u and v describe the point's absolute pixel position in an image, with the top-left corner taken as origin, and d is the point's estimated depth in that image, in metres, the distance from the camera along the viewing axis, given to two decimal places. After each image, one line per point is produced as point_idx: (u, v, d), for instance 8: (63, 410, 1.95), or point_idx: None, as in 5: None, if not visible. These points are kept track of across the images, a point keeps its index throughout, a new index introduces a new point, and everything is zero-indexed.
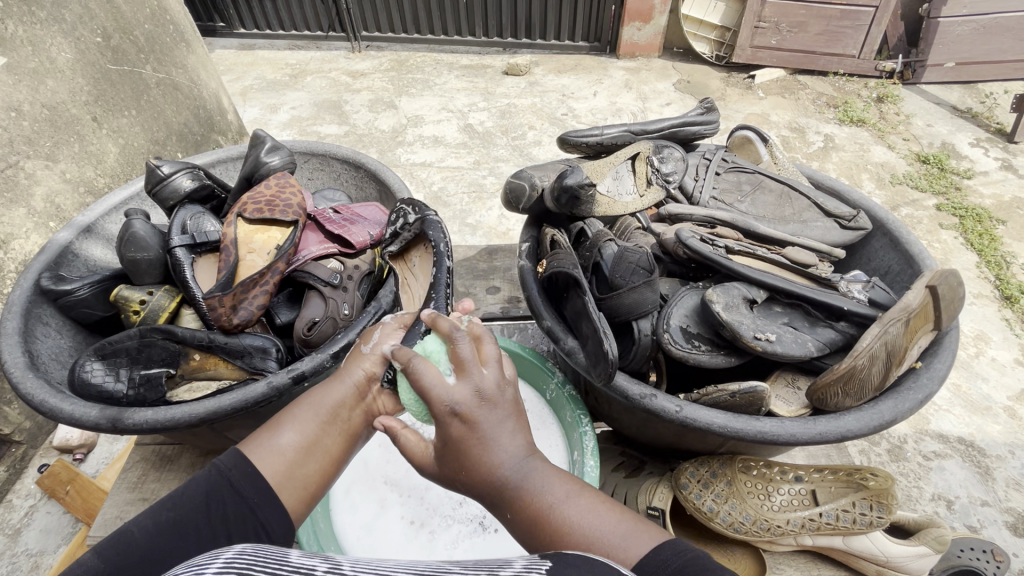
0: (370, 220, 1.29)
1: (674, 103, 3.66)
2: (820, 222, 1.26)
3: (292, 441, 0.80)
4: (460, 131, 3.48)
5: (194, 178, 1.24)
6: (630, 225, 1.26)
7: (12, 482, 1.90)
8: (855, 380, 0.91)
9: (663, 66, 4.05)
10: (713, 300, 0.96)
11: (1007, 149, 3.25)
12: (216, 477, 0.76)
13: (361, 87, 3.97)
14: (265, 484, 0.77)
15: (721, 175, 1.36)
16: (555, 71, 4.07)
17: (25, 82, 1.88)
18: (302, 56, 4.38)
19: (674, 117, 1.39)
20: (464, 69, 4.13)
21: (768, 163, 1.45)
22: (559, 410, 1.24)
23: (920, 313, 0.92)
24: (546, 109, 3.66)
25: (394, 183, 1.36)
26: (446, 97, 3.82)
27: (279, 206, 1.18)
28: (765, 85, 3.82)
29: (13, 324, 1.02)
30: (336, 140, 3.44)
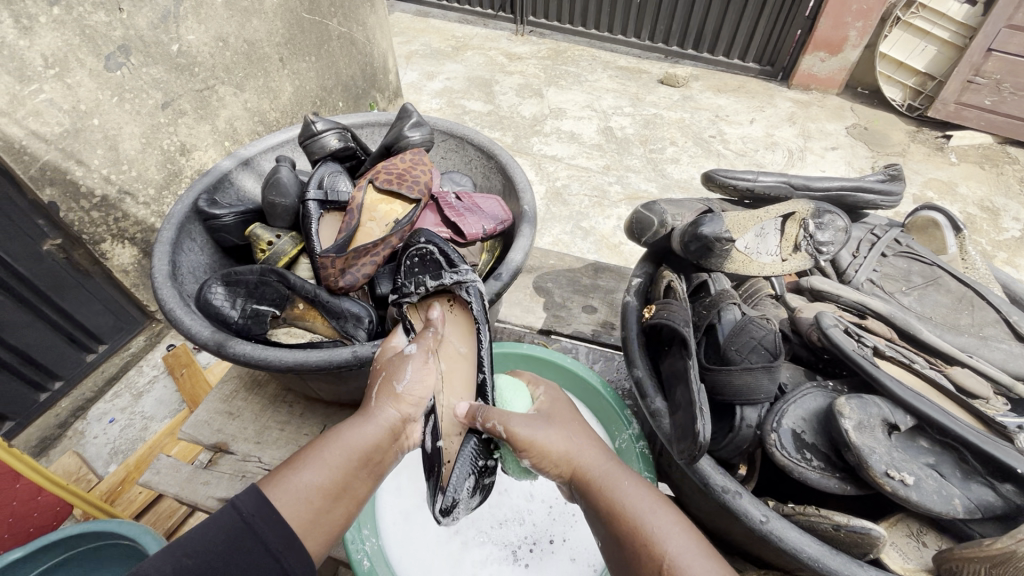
0: (487, 213, 1.29)
1: (841, 149, 3.28)
2: (1005, 344, 1.05)
3: (315, 484, 0.81)
4: (599, 132, 3.41)
5: (340, 138, 1.32)
6: (761, 289, 1.16)
7: (144, 351, 2.24)
8: (1010, 570, 0.72)
9: (839, 105, 3.63)
10: (843, 413, 0.84)
11: None
12: (237, 520, 0.76)
13: (515, 70, 4.04)
14: (288, 528, 0.77)
15: (887, 257, 1.19)
16: (714, 88, 3.82)
17: (236, 18, 2.11)
18: (468, 31, 4.55)
19: (846, 178, 1.22)
20: (620, 71, 4.03)
21: (953, 257, 1.24)
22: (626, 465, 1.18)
23: None
24: (693, 126, 3.46)
25: (520, 182, 1.35)
26: (594, 95, 3.75)
27: (407, 181, 1.21)
28: (964, 151, 3.26)
29: (168, 235, 1.16)
30: (478, 117, 3.55)
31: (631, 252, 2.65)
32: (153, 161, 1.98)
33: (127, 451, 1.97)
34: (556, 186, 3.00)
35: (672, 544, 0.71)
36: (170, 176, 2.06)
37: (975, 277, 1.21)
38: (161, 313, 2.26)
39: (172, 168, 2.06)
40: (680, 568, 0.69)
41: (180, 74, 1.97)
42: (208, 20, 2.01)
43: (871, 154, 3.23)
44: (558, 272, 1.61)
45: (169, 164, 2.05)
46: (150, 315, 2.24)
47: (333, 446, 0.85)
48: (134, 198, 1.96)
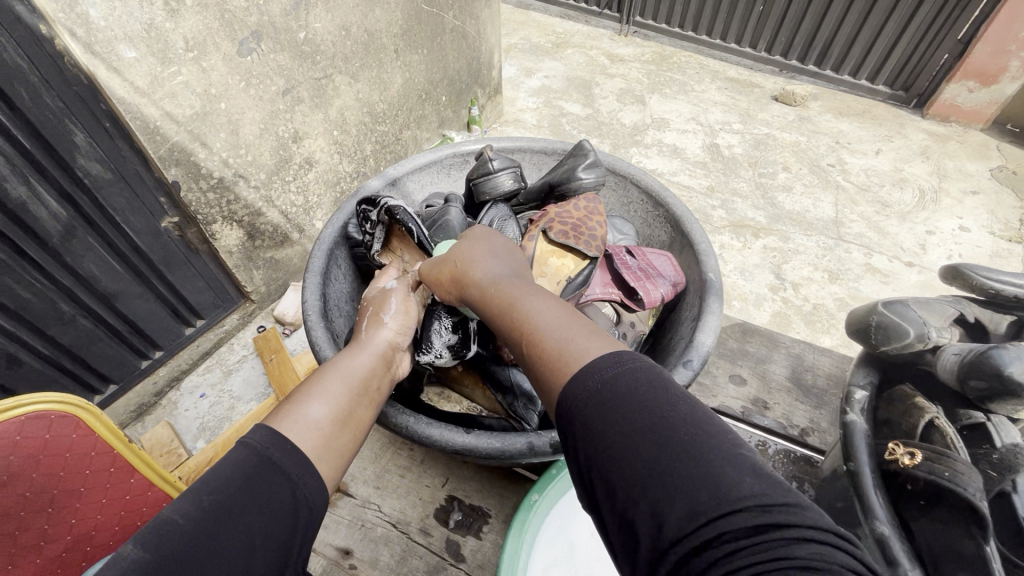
0: (660, 275, 1.18)
1: (984, 194, 2.91)
2: None
3: (324, 412, 0.78)
4: (703, 149, 3.19)
5: (514, 179, 1.29)
6: None
7: (237, 329, 2.29)
8: None
9: (984, 143, 3.22)
10: None
11: None
12: (254, 457, 0.66)
13: (616, 73, 3.86)
14: (304, 452, 0.71)
15: None
16: (836, 111, 3.49)
17: (361, 7, 2.07)
18: (569, 26, 4.40)
19: None
20: (730, 82, 3.77)
21: None
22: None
23: None
24: (809, 152, 3.17)
25: (696, 238, 1.22)
26: (700, 107, 3.52)
27: (584, 236, 1.14)
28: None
29: (319, 267, 1.14)
30: (575, 120, 3.41)
31: (734, 287, 2.45)
32: (267, 147, 1.98)
33: (214, 428, 2.02)
34: None
35: (550, 323, 0.72)
36: (281, 162, 2.07)
37: None
38: (256, 294, 2.29)
39: (284, 154, 2.06)
40: (567, 352, 0.67)
41: (303, 62, 1.95)
42: (335, 8, 1.98)
43: (1020, 204, 2.85)
44: None
45: (281, 150, 2.04)
46: (245, 295, 2.28)
47: (330, 377, 0.85)
48: (247, 182, 1.97)
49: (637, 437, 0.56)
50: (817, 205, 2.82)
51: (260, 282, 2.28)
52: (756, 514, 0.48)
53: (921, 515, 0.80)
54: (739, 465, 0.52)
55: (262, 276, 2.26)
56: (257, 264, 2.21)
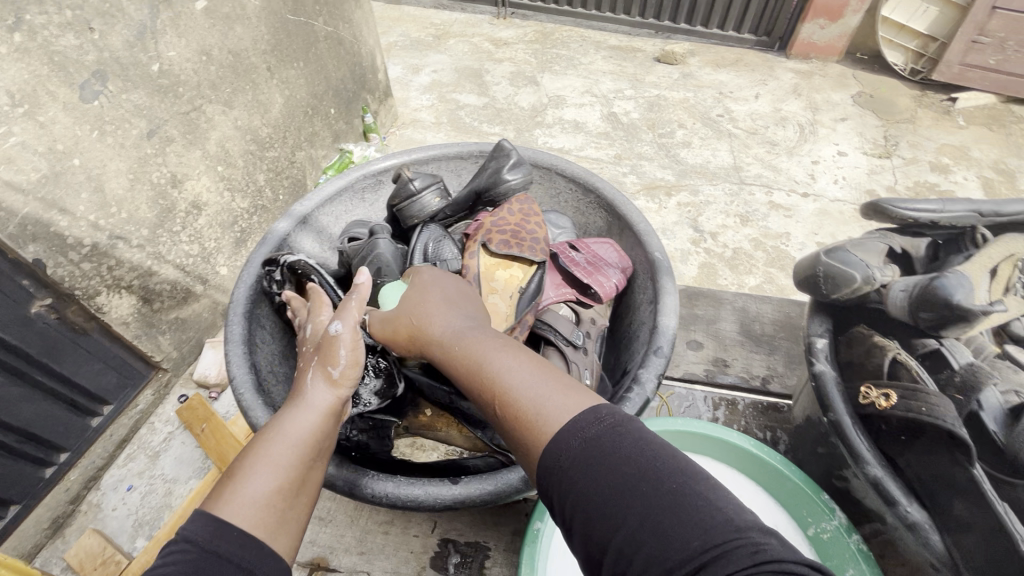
0: (608, 264, 1.22)
1: (851, 119, 3.21)
2: None
3: (266, 490, 0.76)
4: (603, 119, 3.25)
5: (439, 195, 1.28)
6: None
7: (154, 406, 2.04)
8: None
9: (842, 73, 3.55)
10: None
11: None
12: (192, 550, 0.67)
13: (504, 57, 3.83)
14: (246, 535, 0.71)
15: None
16: (713, 64, 3.69)
17: (218, 26, 1.87)
18: (446, 16, 4.30)
19: None
20: (613, 51, 3.87)
21: None
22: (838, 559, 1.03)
23: None
24: (698, 106, 3.34)
25: (635, 219, 1.24)
26: (592, 79, 3.59)
27: (526, 243, 1.15)
28: (971, 114, 3.22)
29: (238, 334, 1.07)
30: (474, 111, 3.35)
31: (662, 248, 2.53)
32: (143, 198, 1.75)
33: (154, 522, 1.79)
34: None
35: (518, 384, 0.75)
36: (164, 212, 1.84)
37: None
38: (168, 362, 2.05)
39: (165, 203, 1.83)
40: (537, 414, 0.71)
41: (164, 97, 1.73)
42: (188, 31, 1.77)
43: (881, 123, 3.18)
44: None
45: (161, 199, 1.82)
46: (156, 366, 2.03)
47: (279, 444, 0.81)
48: (127, 242, 1.73)
49: (621, 498, 0.62)
50: (716, 155, 2.98)
51: (169, 348, 2.03)
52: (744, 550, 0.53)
53: (907, 449, 0.87)
54: (710, 511, 0.58)
55: (172, 341, 2.02)
56: (162, 329, 1.97)
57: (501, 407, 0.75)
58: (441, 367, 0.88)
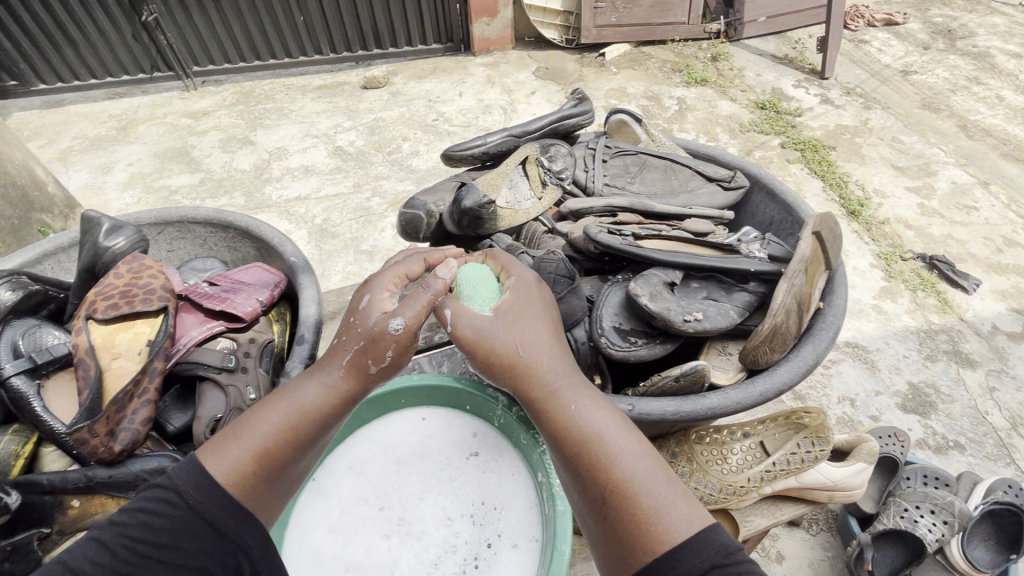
0: (255, 284, 1.23)
1: (538, 91, 3.76)
2: (705, 189, 1.34)
3: (228, 468, 0.81)
4: (331, 156, 3.29)
5: (14, 287, 1.14)
6: (536, 230, 1.31)
7: None
8: (779, 335, 1.00)
9: (519, 56, 4.13)
10: (637, 292, 1.00)
11: (822, 85, 3.70)
12: (169, 498, 0.76)
13: (208, 127, 3.61)
14: (214, 491, 0.79)
15: (608, 161, 1.40)
16: (415, 77, 3.98)
17: None
18: (126, 104, 3.88)
19: (549, 115, 1.42)
20: (321, 90, 3.92)
21: (646, 142, 1.50)
22: None
23: (812, 257, 1.04)
24: (414, 117, 3.57)
25: (272, 238, 1.28)
26: (308, 122, 3.59)
27: (137, 298, 1.09)
28: (616, 62, 4.03)
29: None
30: (192, 190, 3.10)
31: None
32: None
33: None
34: (318, 223, 2.84)
35: (630, 467, 0.80)
36: None
37: (666, 149, 1.47)
38: None
39: None
40: (658, 511, 0.75)
41: None
42: None
43: (560, 87, 3.78)
44: None
45: None
46: None
47: (261, 430, 0.86)
48: None
49: None
50: None
51: None
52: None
53: None
54: None
55: None
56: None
57: (599, 467, 0.81)
58: (516, 391, 0.91)
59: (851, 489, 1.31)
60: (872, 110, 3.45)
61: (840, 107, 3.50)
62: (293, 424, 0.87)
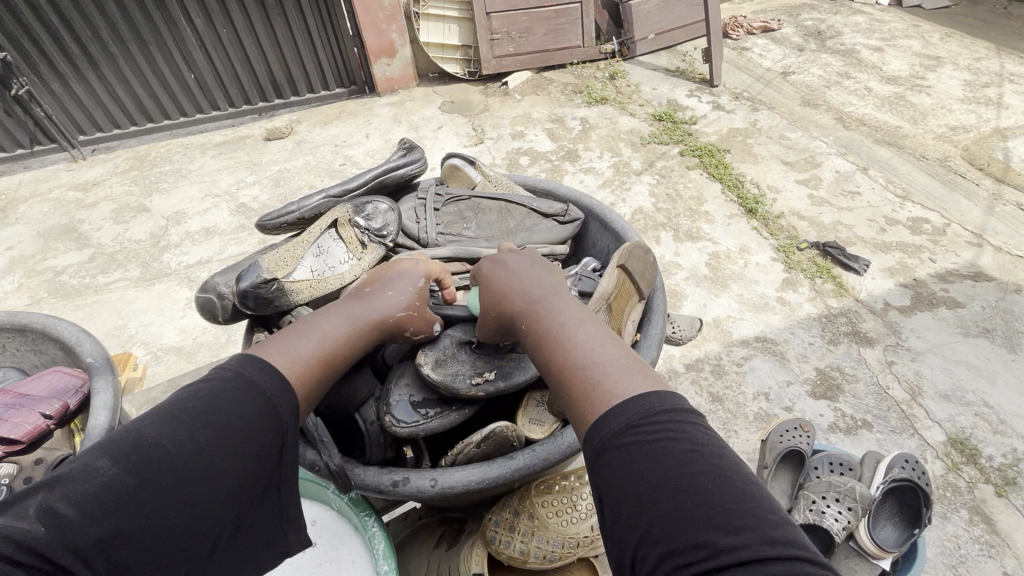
0: (42, 396, 1.17)
1: (445, 125, 3.77)
2: (541, 225, 1.36)
3: (307, 353, 0.85)
4: (234, 213, 3.15)
5: None
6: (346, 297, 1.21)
7: None
8: None
9: (425, 92, 4.15)
10: (422, 362, 1.05)
11: (712, 93, 3.91)
12: (232, 374, 0.78)
13: (99, 198, 3.40)
14: (276, 373, 0.80)
15: (441, 210, 1.40)
16: (320, 123, 3.92)
17: None
18: (6, 182, 3.61)
19: (374, 168, 1.37)
20: (221, 146, 3.78)
21: (483, 183, 1.49)
22: (350, 517, 1.13)
23: (618, 294, 1.09)
24: (321, 164, 3.50)
25: (70, 335, 1.18)
26: (209, 181, 3.45)
27: None
28: (519, 89, 4.12)
29: None
30: (81, 268, 2.88)
31: None
32: None
33: None
34: None
35: (600, 358, 0.78)
36: None
37: (505, 187, 1.50)
38: None
39: None
40: (615, 387, 0.73)
41: None
42: None
43: (467, 119, 3.82)
44: None
45: None
46: None
47: (317, 331, 0.90)
48: None
49: (661, 488, 0.60)
50: None
51: None
52: (759, 542, 0.53)
53: None
54: (749, 519, 0.56)
55: None
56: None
57: (570, 363, 0.80)
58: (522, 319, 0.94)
59: None
60: (760, 111, 3.67)
61: (731, 111, 3.69)
62: (341, 345, 0.91)
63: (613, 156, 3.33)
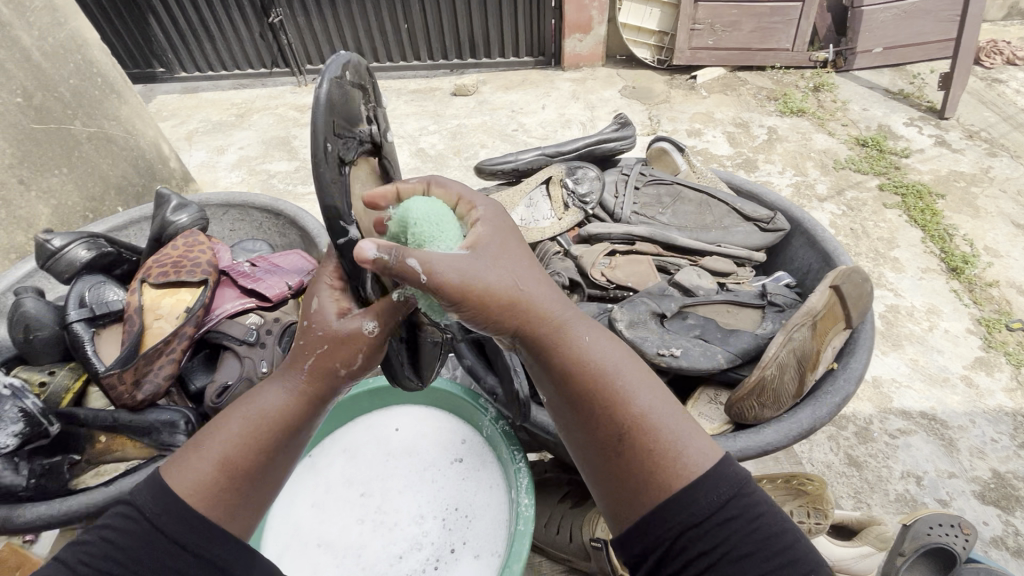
0: (287, 269, 1.52)
1: (620, 111, 3.72)
2: (740, 227, 1.48)
3: (219, 456, 0.79)
4: (412, 156, 3.46)
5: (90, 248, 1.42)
6: (551, 248, 1.50)
7: None
8: (769, 390, 1.08)
9: (609, 74, 4.11)
10: (619, 319, 1.20)
11: (939, 126, 3.35)
12: (137, 518, 0.74)
13: (308, 120, 3.94)
14: (191, 490, 0.76)
15: (641, 189, 1.59)
16: (503, 87, 4.09)
17: None
18: (247, 95, 4.32)
19: (591, 136, 1.65)
20: (413, 93, 4.14)
21: (685, 173, 1.64)
22: (495, 446, 1.29)
23: (828, 315, 1.12)
24: (495, 125, 3.68)
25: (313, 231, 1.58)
26: (397, 122, 3.82)
27: (183, 270, 1.39)
28: (708, 83, 3.88)
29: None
30: (287, 176, 3.40)
31: None
32: None
33: None
34: None
35: (649, 409, 0.80)
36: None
37: (708, 182, 1.60)
38: None
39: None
40: (678, 458, 0.77)
41: None
42: None
43: (646, 108, 3.71)
44: None
45: None
46: None
47: (219, 430, 0.82)
48: None
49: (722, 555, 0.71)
50: None
51: None
52: None
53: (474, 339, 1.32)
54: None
55: None
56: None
57: (616, 412, 0.80)
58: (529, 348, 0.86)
59: None
60: (997, 157, 3.08)
61: (959, 150, 3.14)
62: (253, 429, 0.83)
63: (797, 174, 3.05)
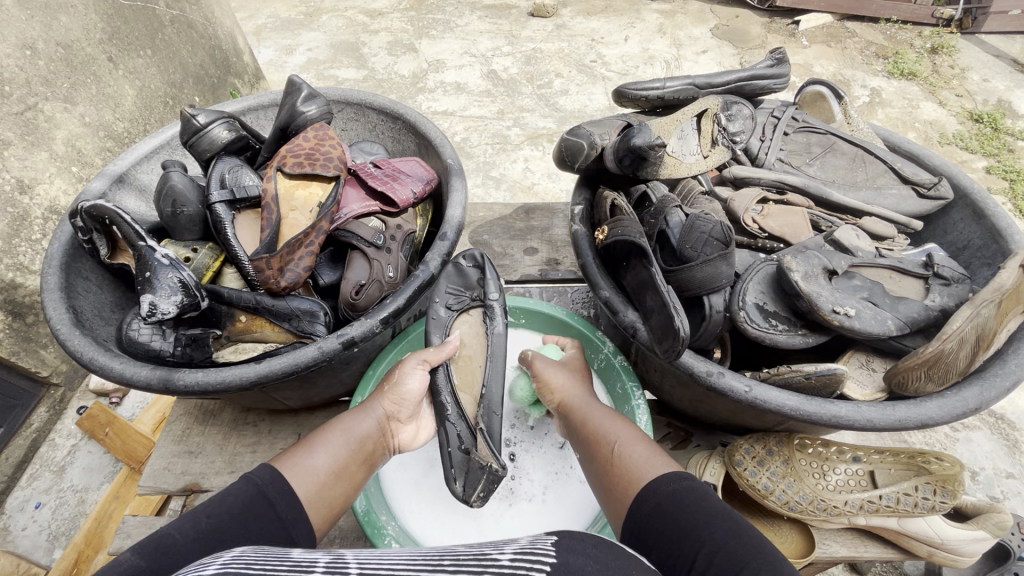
0: None
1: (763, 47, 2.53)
2: (895, 189, 0.83)
3: (326, 464, 0.59)
4: (480, 78, 2.47)
5: None
6: (694, 188, 0.80)
7: (52, 424, 1.39)
8: (942, 367, 0.58)
9: (701, 9, 2.78)
10: None
11: (985, 120, 2.18)
12: (252, 491, 0.52)
13: (381, 28, 2.78)
14: (294, 499, 0.54)
15: (789, 137, 0.89)
16: (584, 12, 2.81)
17: None
18: None
19: (736, 68, 0.90)
20: (488, 10, 2.87)
21: (839, 125, 0.94)
22: (609, 388, 0.83)
23: (1010, 297, 0.60)
24: (572, 54, 2.56)
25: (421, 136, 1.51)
26: (468, 40, 2.67)
27: None
28: (909, 30, 2.63)
29: None
30: (350, 87, 2.45)
31: (555, 194, 2.02)
32: None
33: (49, 549, 1.23)
34: (453, 141, 2.19)
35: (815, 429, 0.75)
36: None
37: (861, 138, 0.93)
38: (61, 375, 1.39)
39: None
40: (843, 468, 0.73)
41: None
42: None
43: (784, 44, 2.53)
44: (489, 221, 1.20)
45: None
46: (45, 381, 1.37)
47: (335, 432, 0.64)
48: None
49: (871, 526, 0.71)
50: (601, 101, 2.31)
51: (59, 359, 1.38)
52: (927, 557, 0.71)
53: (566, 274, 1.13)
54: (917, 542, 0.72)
55: (62, 351, 1.37)
56: (45, 339, 1.32)
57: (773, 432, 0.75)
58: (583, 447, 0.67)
59: (950, 559, 0.74)
60: None
61: None
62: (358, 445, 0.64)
63: (991, 156, 2.07)
